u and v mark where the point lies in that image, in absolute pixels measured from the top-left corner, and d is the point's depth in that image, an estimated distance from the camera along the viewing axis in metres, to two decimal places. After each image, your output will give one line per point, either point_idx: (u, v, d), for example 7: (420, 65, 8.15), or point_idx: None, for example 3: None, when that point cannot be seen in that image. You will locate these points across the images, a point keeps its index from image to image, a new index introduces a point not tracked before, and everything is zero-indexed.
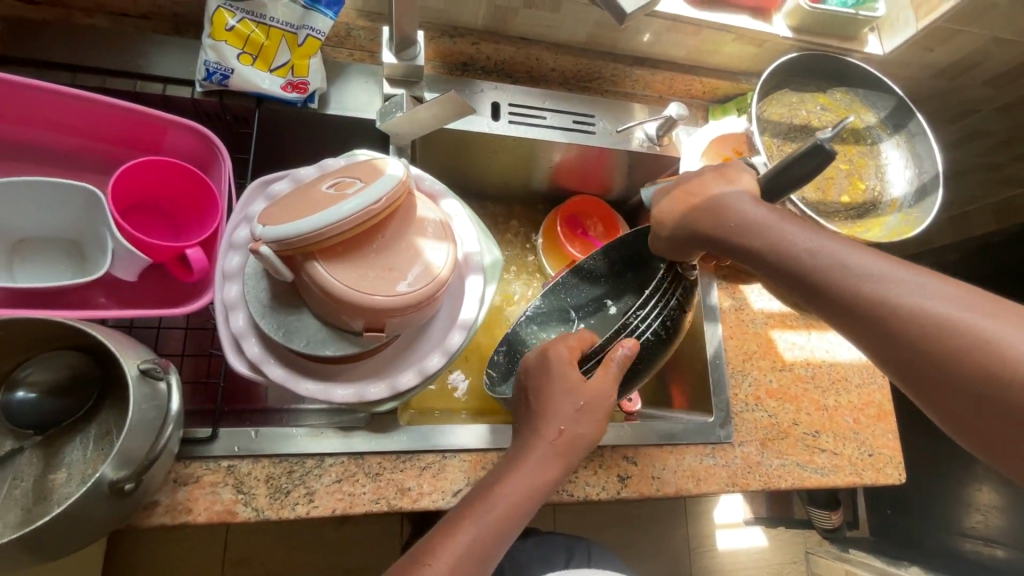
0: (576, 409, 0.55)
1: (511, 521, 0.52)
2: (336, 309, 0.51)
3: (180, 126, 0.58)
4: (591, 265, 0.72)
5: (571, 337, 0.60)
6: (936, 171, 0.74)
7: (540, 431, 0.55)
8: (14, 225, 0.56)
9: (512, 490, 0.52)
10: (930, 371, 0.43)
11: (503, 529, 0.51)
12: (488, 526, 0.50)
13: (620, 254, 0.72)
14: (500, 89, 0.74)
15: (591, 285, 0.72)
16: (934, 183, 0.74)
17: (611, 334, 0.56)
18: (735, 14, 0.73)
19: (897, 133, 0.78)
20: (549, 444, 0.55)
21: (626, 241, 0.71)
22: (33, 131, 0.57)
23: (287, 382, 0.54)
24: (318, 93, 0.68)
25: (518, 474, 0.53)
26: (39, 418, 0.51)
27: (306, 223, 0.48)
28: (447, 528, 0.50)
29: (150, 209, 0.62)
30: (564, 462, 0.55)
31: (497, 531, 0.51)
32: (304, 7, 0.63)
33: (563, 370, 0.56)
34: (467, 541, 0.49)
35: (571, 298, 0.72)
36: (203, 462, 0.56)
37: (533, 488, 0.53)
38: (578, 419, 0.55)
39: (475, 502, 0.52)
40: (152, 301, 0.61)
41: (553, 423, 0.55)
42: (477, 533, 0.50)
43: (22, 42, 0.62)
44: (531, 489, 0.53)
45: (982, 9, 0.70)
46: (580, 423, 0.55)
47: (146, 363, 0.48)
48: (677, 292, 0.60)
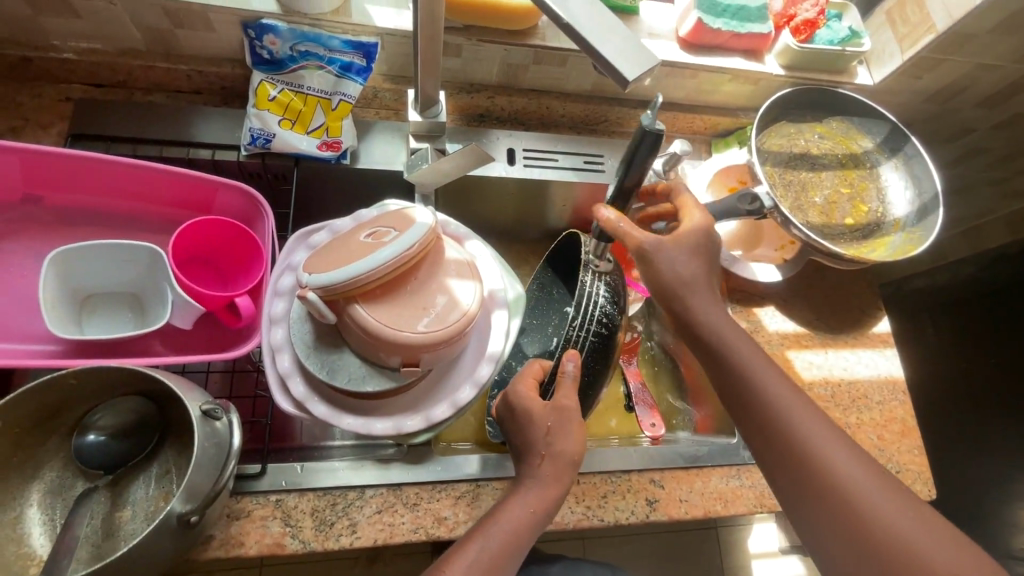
0: (545, 431, 0.58)
1: (518, 543, 0.54)
2: (375, 346, 0.55)
3: (230, 187, 0.65)
4: (541, 285, 0.80)
5: (523, 373, 0.63)
6: (935, 191, 0.77)
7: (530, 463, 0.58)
8: (84, 283, 0.62)
9: (514, 511, 0.55)
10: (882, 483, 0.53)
11: (512, 549, 0.53)
12: (493, 544, 0.53)
13: (559, 259, 0.78)
14: (513, 136, 0.81)
15: (550, 302, 0.77)
16: (935, 202, 0.77)
17: (560, 352, 0.65)
18: (729, 57, 0.79)
19: (895, 156, 0.81)
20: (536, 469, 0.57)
21: (558, 250, 0.78)
22: (104, 199, 0.64)
23: (330, 418, 0.58)
24: (350, 150, 0.74)
25: (516, 497, 0.56)
26: (107, 459, 0.55)
27: (349, 271, 0.53)
28: (460, 543, 0.53)
29: (202, 261, 0.68)
30: (559, 483, 0.57)
31: (504, 549, 0.53)
32: (337, 76, 0.70)
33: (526, 405, 0.59)
34: (480, 554, 0.52)
35: (538, 318, 0.78)
36: (253, 497, 0.60)
37: (535, 501, 0.56)
38: (551, 440, 0.58)
39: (485, 520, 0.55)
40: (203, 347, 0.66)
41: (536, 445, 0.58)
42: (484, 546, 0.53)
43: (90, 120, 0.69)
44: (541, 501, 0.56)
45: (961, 40, 0.75)
46: (556, 442, 0.58)
47: (206, 404, 0.53)
48: (604, 288, 0.66)
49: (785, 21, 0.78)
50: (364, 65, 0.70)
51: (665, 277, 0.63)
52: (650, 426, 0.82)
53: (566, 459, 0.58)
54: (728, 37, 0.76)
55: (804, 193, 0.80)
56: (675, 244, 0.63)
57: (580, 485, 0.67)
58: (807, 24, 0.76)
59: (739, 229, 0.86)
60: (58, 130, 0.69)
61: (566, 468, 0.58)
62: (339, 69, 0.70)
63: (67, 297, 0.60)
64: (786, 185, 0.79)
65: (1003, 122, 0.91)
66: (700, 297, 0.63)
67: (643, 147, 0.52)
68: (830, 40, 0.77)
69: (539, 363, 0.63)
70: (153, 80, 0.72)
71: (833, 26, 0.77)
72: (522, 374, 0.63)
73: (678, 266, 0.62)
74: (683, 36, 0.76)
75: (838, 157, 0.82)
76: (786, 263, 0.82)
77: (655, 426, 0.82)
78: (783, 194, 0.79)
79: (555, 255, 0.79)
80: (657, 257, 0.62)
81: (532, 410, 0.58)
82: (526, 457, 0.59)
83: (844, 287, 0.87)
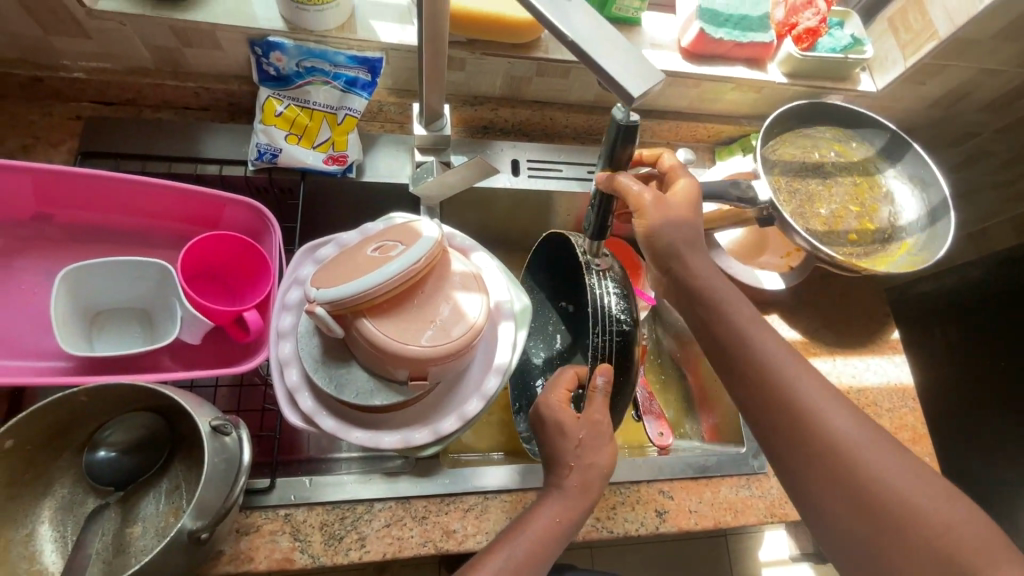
0: (576, 443, 0.58)
1: (545, 552, 0.54)
2: (381, 358, 0.55)
3: (237, 202, 0.65)
4: (531, 288, 0.80)
5: (558, 382, 0.63)
6: (948, 214, 0.75)
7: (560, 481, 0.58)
8: (94, 300, 0.62)
9: (542, 520, 0.55)
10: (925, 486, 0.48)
11: (539, 558, 0.53)
12: (519, 553, 0.52)
13: (545, 257, 0.77)
14: (517, 148, 0.81)
15: (542, 302, 0.78)
16: (947, 227, 0.75)
17: (590, 365, 0.62)
18: (731, 65, 0.79)
19: (909, 177, 0.80)
20: (570, 488, 0.57)
21: (538, 250, 0.77)
22: (115, 216, 0.65)
23: (338, 432, 0.58)
24: (356, 164, 0.75)
25: (542, 506, 0.56)
26: (118, 475, 0.55)
27: (357, 284, 0.53)
28: (483, 553, 0.53)
29: (210, 275, 0.68)
30: (584, 496, 0.57)
31: (533, 558, 0.53)
32: (343, 90, 0.71)
33: (556, 413, 0.60)
34: (507, 562, 0.52)
35: (537, 320, 0.79)
36: (261, 512, 0.60)
37: (561, 512, 0.56)
38: (580, 453, 0.58)
39: (512, 529, 0.55)
40: (211, 361, 0.66)
41: (563, 459, 0.58)
42: (512, 554, 0.52)
43: (100, 138, 0.70)
44: (567, 513, 0.56)
45: (963, 46, 0.75)
46: (586, 455, 0.58)
47: (216, 420, 0.53)
48: (611, 285, 0.65)
49: (787, 29, 0.78)
50: (369, 80, 0.71)
51: (661, 234, 0.58)
52: (658, 436, 0.81)
53: (593, 474, 0.58)
54: (730, 47, 0.76)
55: (809, 203, 0.79)
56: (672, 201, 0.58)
57: None
58: (809, 32, 0.76)
59: (746, 236, 0.85)
60: (69, 148, 0.70)
61: (592, 485, 0.58)
62: (344, 84, 0.70)
63: (78, 314, 0.61)
64: (792, 193, 0.79)
65: (1007, 126, 0.91)
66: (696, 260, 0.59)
67: (620, 141, 0.49)
68: (833, 48, 0.77)
69: (573, 369, 0.63)
70: (161, 97, 0.73)
71: (835, 34, 0.77)
72: (556, 381, 0.63)
73: (675, 224, 0.58)
74: (685, 46, 0.76)
75: (850, 170, 0.82)
76: (793, 271, 0.82)
77: (663, 436, 0.81)
78: (787, 199, 0.79)
79: (538, 258, 0.78)
80: (656, 211, 0.57)
81: (564, 422, 0.59)
82: (553, 473, 0.59)
83: (851, 295, 0.87)
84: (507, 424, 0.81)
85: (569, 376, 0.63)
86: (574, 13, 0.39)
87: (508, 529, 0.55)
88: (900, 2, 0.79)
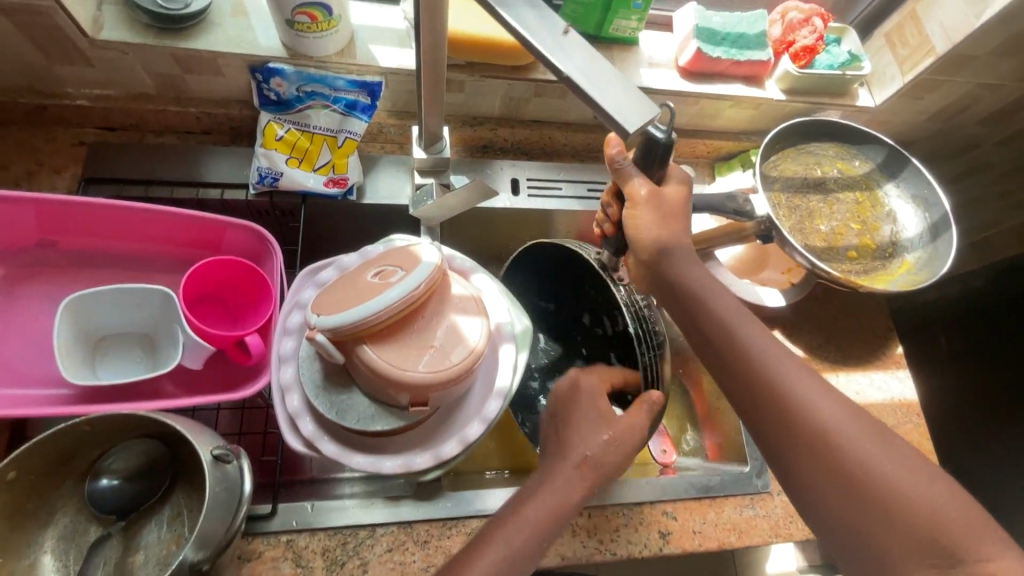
0: (603, 441, 0.57)
1: (541, 540, 0.51)
2: (381, 384, 0.56)
3: (238, 226, 0.66)
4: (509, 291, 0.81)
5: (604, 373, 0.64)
6: (949, 234, 0.75)
7: (563, 460, 0.56)
8: (97, 327, 0.62)
9: (538, 510, 0.52)
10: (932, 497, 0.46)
11: (533, 546, 0.51)
12: (517, 540, 0.50)
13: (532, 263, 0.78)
14: (517, 167, 0.82)
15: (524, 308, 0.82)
16: (947, 249, 0.74)
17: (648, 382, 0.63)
18: (729, 83, 0.79)
19: (913, 196, 0.80)
20: (573, 469, 0.55)
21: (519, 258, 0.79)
22: (117, 241, 0.65)
23: (340, 457, 0.58)
24: (356, 186, 0.75)
25: (541, 492, 0.53)
26: (120, 504, 0.55)
27: (358, 311, 0.53)
28: (478, 543, 0.51)
29: (213, 299, 0.68)
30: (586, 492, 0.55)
31: (529, 547, 0.51)
32: (343, 114, 0.71)
33: (592, 398, 0.60)
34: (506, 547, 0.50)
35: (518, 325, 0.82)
36: (263, 538, 0.60)
37: (558, 501, 0.53)
38: (605, 449, 0.56)
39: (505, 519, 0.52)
40: (214, 386, 0.66)
41: (579, 448, 0.56)
42: (508, 547, 0.50)
43: (103, 163, 0.71)
44: (563, 502, 0.53)
45: (962, 61, 0.75)
46: (610, 453, 0.56)
47: (218, 449, 0.53)
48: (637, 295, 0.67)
49: (784, 46, 0.78)
50: (368, 103, 0.71)
51: (646, 226, 0.56)
52: (661, 453, 0.82)
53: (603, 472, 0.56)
54: (728, 65, 0.77)
55: (809, 219, 0.79)
56: (664, 194, 0.56)
57: (592, 518, 0.67)
58: (807, 50, 0.77)
59: (747, 252, 0.85)
60: (72, 174, 0.70)
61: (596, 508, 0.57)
62: (344, 107, 0.71)
63: (81, 341, 0.61)
64: (792, 209, 0.79)
65: (1006, 138, 0.91)
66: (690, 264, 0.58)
67: (647, 159, 0.48)
68: (830, 65, 0.78)
69: (624, 374, 0.64)
70: (164, 122, 0.74)
71: (832, 51, 0.78)
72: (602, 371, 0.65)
73: (662, 218, 0.56)
74: (682, 65, 0.77)
75: (852, 187, 0.81)
76: (794, 287, 0.82)
77: (667, 453, 0.82)
78: (787, 215, 0.79)
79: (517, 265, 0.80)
80: (649, 204, 0.55)
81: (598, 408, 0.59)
82: None
83: (853, 310, 0.87)
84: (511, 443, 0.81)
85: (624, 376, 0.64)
86: (568, 50, 0.40)
87: (501, 516, 0.52)
88: (897, 18, 0.79)
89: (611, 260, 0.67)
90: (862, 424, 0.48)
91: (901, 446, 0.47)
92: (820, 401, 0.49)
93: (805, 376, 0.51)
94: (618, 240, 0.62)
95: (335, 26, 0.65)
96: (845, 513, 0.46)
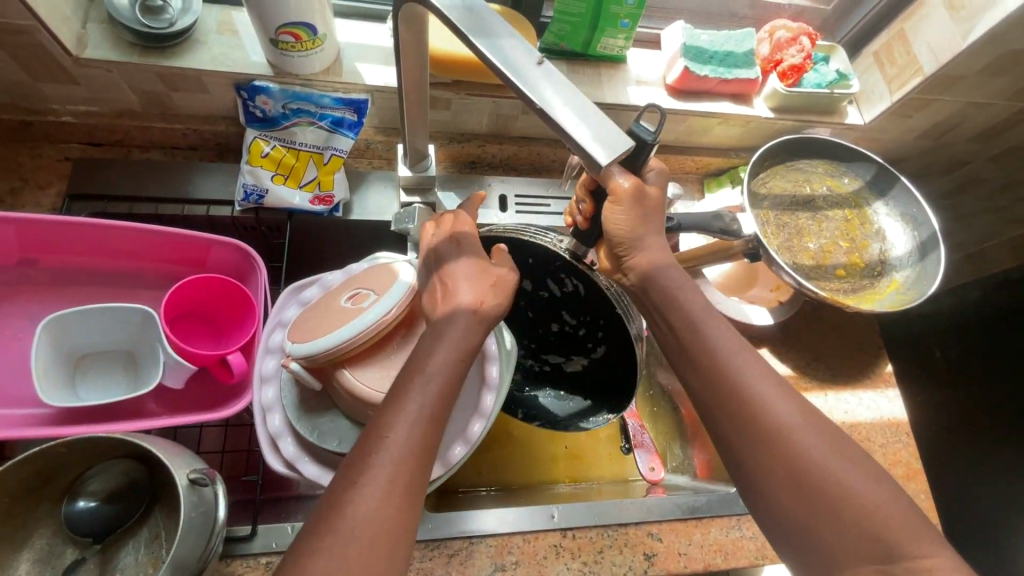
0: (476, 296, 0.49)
1: (451, 393, 0.45)
2: (359, 407, 0.56)
3: (222, 244, 0.65)
4: None
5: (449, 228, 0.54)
6: (939, 255, 0.74)
7: (455, 309, 0.48)
8: (78, 346, 0.62)
9: (444, 359, 0.46)
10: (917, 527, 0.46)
11: (449, 400, 0.45)
12: (433, 394, 0.44)
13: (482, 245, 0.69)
14: (506, 182, 0.82)
15: None
16: (935, 269, 0.74)
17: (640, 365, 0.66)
18: (717, 101, 0.79)
19: (902, 215, 0.80)
20: (469, 318, 0.48)
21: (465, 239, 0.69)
22: (101, 260, 0.65)
23: (321, 479, 0.58)
24: (342, 203, 0.75)
25: (440, 342, 0.47)
26: (97, 526, 0.55)
27: (338, 335, 0.54)
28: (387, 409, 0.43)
29: (197, 316, 0.68)
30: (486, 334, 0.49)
31: (443, 398, 0.45)
32: (329, 131, 0.71)
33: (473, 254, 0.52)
34: (420, 408, 0.43)
35: None
36: (243, 560, 0.59)
37: (463, 352, 0.47)
38: (491, 296, 0.50)
39: (407, 378, 0.45)
40: (196, 404, 0.65)
41: (466, 300, 0.49)
42: (423, 404, 0.43)
43: (88, 180, 0.71)
44: (465, 353, 0.47)
45: (951, 81, 0.75)
46: (496, 298, 0.50)
47: (194, 472, 0.53)
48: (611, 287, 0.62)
49: (772, 65, 0.78)
50: (355, 120, 0.71)
51: (625, 222, 0.52)
52: (650, 470, 0.82)
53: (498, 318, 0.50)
54: (715, 83, 0.77)
55: (798, 237, 0.79)
56: (647, 191, 0.52)
57: (576, 539, 0.66)
58: (794, 69, 0.77)
59: (735, 269, 0.85)
60: (57, 190, 0.70)
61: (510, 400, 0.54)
62: (330, 124, 0.71)
63: (61, 360, 0.61)
64: (781, 227, 0.79)
65: (997, 155, 0.91)
66: (674, 277, 0.55)
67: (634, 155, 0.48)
68: (818, 83, 0.78)
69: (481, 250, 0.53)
70: (150, 139, 0.74)
71: (820, 69, 0.78)
72: (446, 224, 0.55)
73: (642, 218, 0.52)
74: (670, 82, 0.77)
75: (842, 205, 0.81)
76: (783, 306, 0.82)
77: (655, 471, 0.81)
78: (775, 233, 0.78)
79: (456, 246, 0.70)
80: (632, 201, 0.50)
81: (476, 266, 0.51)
82: None
83: (842, 326, 0.86)
84: (497, 461, 0.81)
85: (483, 259, 0.52)
86: (546, 81, 0.40)
87: (400, 378, 0.45)
88: (885, 37, 0.79)
89: (580, 247, 0.60)
90: (826, 436, 0.47)
91: (880, 476, 0.46)
92: (785, 410, 0.48)
93: (773, 384, 0.50)
94: (591, 231, 0.57)
95: (320, 45, 0.65)
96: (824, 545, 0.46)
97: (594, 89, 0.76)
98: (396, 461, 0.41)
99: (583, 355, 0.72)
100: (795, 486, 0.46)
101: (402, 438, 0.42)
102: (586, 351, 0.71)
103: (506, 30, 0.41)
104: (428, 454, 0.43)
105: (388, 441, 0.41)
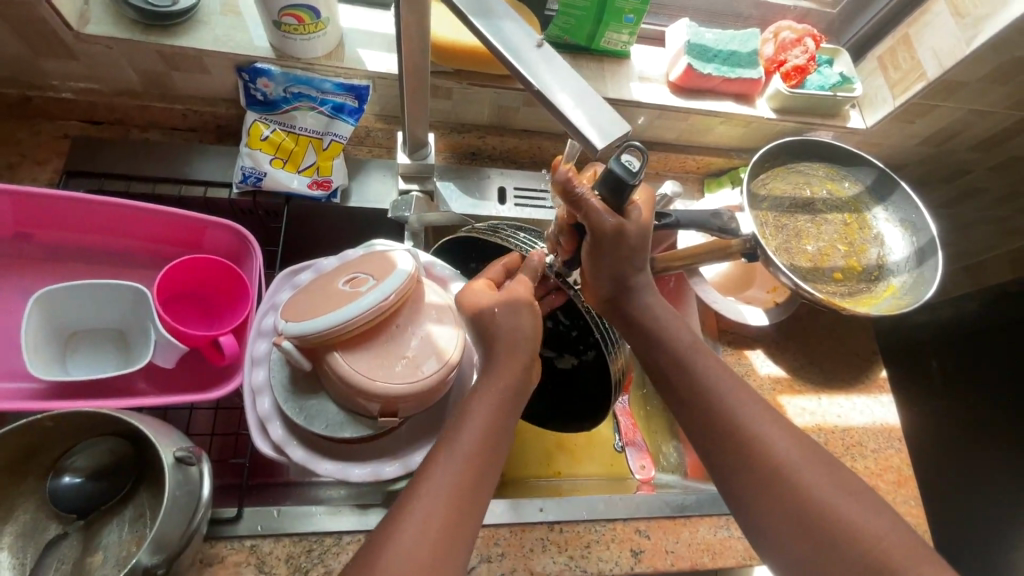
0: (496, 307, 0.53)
1: (486, 457, 0.47)
2: (347, 390, 0.56)
3: (218, 226, 0.65)
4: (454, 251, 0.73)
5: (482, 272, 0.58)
6: (936, 264, 0.74)
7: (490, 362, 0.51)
8: (69, 323, 0.62)
9: (475, 426, 0.48)
10: (904, 529, 0.45)
11: (484, 458, 0.47)
12: (464, 454, 0.46)
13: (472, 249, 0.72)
14: (506, 175, 0.81)
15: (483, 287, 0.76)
16: (932, 275, 0.74)
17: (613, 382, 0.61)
18: (720, 100, 0.79)
19: (902, 221, 0.79)
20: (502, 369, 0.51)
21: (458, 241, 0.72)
22: (96, 237, 0.65)
23: (308, 462, 0.58)
24: (341, 189, 0.75)
25: (476, 405, 0.49)
26: (81, 502, 0.55)
27: (327, 319, 0.54)
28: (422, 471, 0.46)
29: (190, 297, 0.68)
30: (513, 372, 0.51)
31: (474, 459, 0.46)
32: (329, 116, 0.71)
33: (483, 291, 0.54)
34: (446, 470, 0.45)
35: None
36: (227, 542, 0.58)
37: (489, 417, 0.48)
38: (512, 322, 0.52)
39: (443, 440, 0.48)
40: (186, 385, 0.65)
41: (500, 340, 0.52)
42: (450, 469, 0.45)
43: (86, 157, 0.70)
44: (503, 407, 0.50)
45: (953, 87, 0.75)
46: (506, 325, 0.52)
47: (181, 451, 0.53)
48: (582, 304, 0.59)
49: (775, 66, 0.79)
50: (356, 106, 0.71)
51: (609, 254, 0.50)
52: (640, 468, 0.83)
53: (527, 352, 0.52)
54: (718, 81, 0.77)
55: (796, 239, 0.79)
56: (628, 230, 0.48)
57: (564, 533, 0.66)
58: (797, 70, 0.77)
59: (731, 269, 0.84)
60: (54, 166, 0.70)
61: (511, 399, 0.50)
62: (331, 110, 0.71)
63: (51, 336, 0.60)
64: (779, 228, 0.79)
65: (999, 164, 0.89)
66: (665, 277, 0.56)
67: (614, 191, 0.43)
68: (821, 85, 0.78)
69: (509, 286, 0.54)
70: (150, 118, 0.74)
71: (823, 71, 0.78)
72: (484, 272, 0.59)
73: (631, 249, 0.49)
74: (673, 80, 0.77)
75: (841, 209, 0.81)
76: (778, 307, 0.82)
77: (646, 468, 0.83)
78: (773, 234, 0.78)
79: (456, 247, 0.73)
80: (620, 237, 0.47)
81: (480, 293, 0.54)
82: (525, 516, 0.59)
83: (838, 330, 0.86)
84: None
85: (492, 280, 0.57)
86: (546, 67, 0.40)
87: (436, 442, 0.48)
88: (890, 42, 0.80)
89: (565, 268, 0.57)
90: (789, 435, 0.50)
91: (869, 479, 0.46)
92: (772, 436, 0.49)
93: (760, 409, 0.51)
94: (575, 257, 0.56)
95: (323, 29, 0.65)
96: (806, 546, 0.45)
97: (597, 84, 0.76)
98: (423, 516, 0.43)
99: (574, 355, 0.70)
100: (767, 492, 0.48)
101: (432, 496, 0.44)
102: (577, 352, 0.69)
103: (504, 14, 0.41)
104: (462, 514, 0.44)
105: (419, 500, 0.44)
